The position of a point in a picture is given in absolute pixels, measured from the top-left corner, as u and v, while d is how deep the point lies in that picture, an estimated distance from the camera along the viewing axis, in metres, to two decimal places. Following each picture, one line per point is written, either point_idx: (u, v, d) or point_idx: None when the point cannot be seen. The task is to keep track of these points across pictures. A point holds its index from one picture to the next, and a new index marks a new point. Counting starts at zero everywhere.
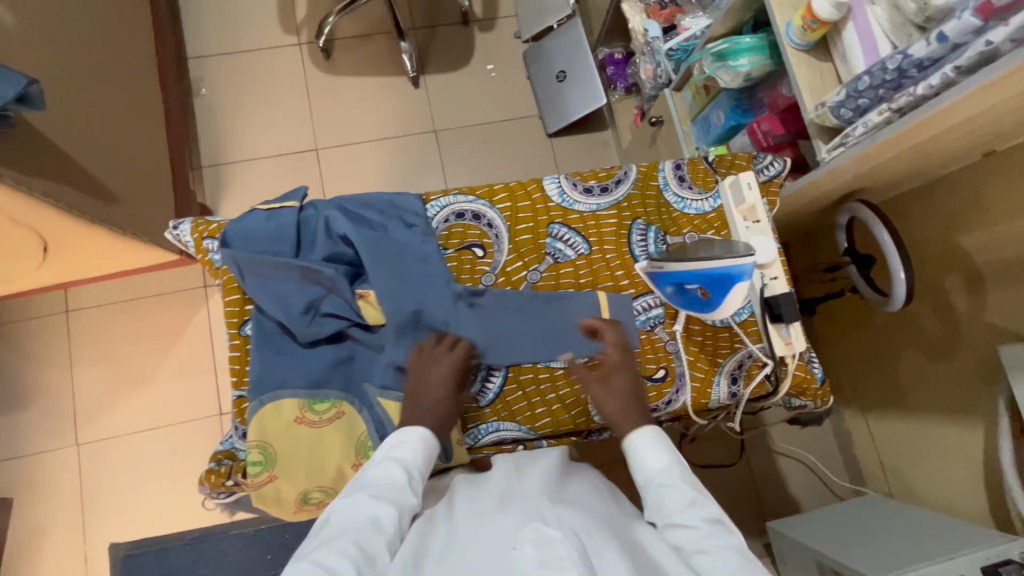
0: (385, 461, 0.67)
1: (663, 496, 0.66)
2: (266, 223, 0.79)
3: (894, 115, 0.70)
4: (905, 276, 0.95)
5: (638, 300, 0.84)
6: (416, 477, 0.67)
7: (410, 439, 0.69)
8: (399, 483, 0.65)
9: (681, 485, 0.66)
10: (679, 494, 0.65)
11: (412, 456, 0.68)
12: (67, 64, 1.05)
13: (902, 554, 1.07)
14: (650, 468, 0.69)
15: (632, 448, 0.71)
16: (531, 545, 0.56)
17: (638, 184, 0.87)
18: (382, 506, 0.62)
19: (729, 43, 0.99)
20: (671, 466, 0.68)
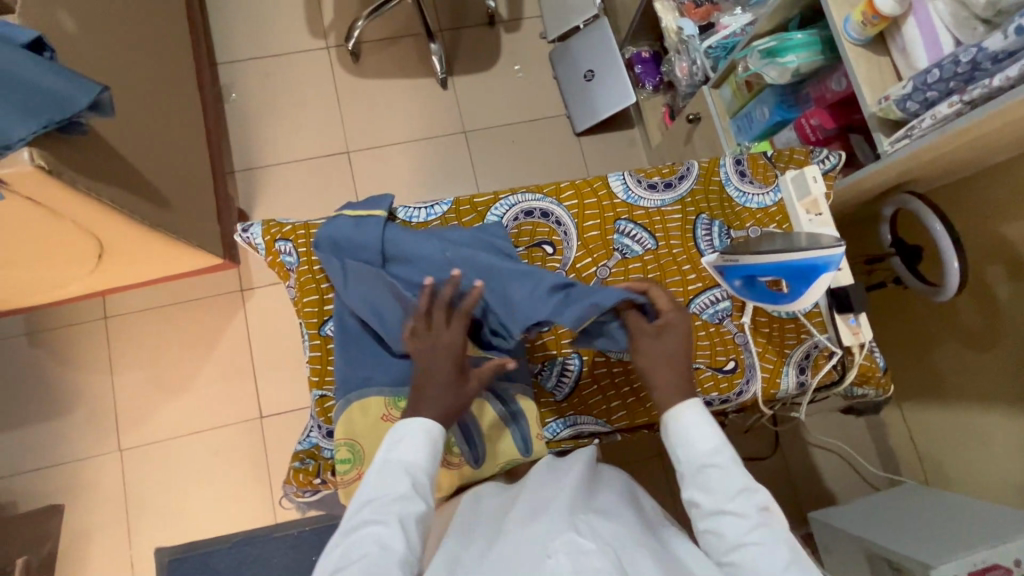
0: (384, 470, 0.65)
1: (711, 481, 0.64)
2: (356, 231, 0.81)
3: (964, 107, 0.72)
4: (958, 266, 0.96)
5: (705, 294, 0.85)
6: (420, 481, 0.65)
7: (406, 440, 0.66)
8: (404, 493, 0.63)
9: (734, 471, 0.64)
10: (730, 481, 0.64)
11: (411, 457, 0.66)
12: (119, 70, 1.05)
13: (951, 539, 1.08)
14: (695, 450, 0.66)
15: (674, 423, 0.68)
16: (566, 557, 0.57)
17: (700, 179, 0.90)
18: (388, 526, 0.60)
19: (779, 40, 1.01)
20: (718, 448, 0.66)
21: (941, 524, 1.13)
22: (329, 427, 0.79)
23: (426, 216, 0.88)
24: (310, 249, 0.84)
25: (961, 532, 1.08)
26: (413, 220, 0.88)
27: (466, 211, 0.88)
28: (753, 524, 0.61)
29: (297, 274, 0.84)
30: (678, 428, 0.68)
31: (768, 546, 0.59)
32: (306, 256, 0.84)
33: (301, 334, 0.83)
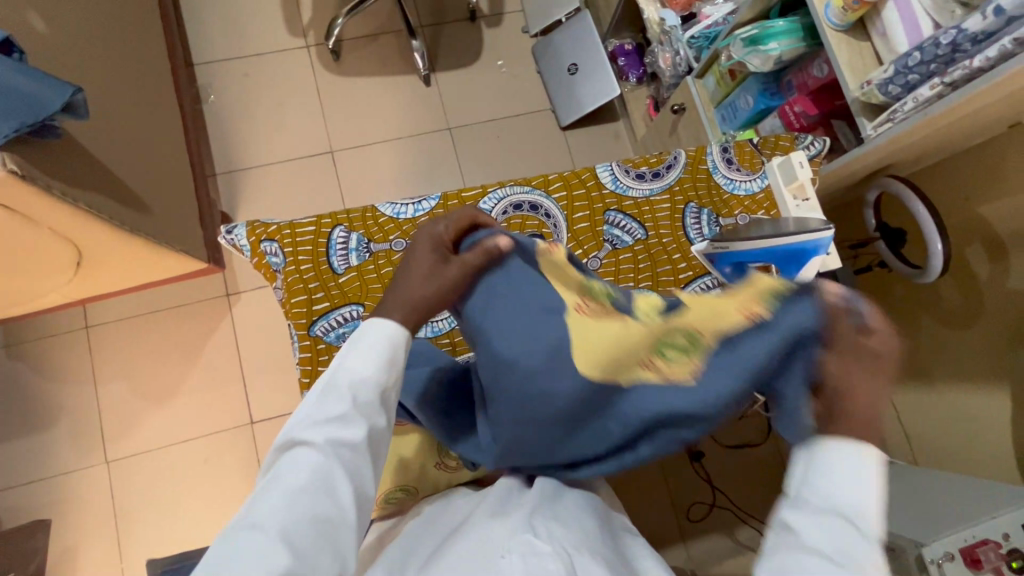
0: (327, 389, 0.57)
1: (835, 538, 0.49)
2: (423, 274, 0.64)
3: (945, 89, 0.73)
4: (942, 247, 0.97)
5: (696, 282, 0.86)
6: (365, 399, 0.57)
7: (360, 353, 0.58)
8: (343, 413, 0.55)
9: (865, 540, 0.49)
10: (851, 546, 0.49)
11: (358, 371, 0.57)
12: (93, 72, 1.03)
13: (939, 515, 1.10)
14: (834, 495, 0.51)
15: (828, 458, 0.52)
16: (519, 557, 0.56)
17: (688, 168, 0.89)
18: (321, 450, 0.54)
19: (761, 28, 1.01)
20: (868, 517, 0.50)
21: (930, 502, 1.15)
22: None
23: (413, 212, 0.86)
24: (296, 249, 0.82)
25: (950, 508, 1.10)
26: (400, 217, 0.86)
27: (454, 206, 0.86)
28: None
29: (283, 275, 0.82)
30: (824, 459, 0.52)
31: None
32: (293, 256, 0.82)
33: (291, 336, 0.81)
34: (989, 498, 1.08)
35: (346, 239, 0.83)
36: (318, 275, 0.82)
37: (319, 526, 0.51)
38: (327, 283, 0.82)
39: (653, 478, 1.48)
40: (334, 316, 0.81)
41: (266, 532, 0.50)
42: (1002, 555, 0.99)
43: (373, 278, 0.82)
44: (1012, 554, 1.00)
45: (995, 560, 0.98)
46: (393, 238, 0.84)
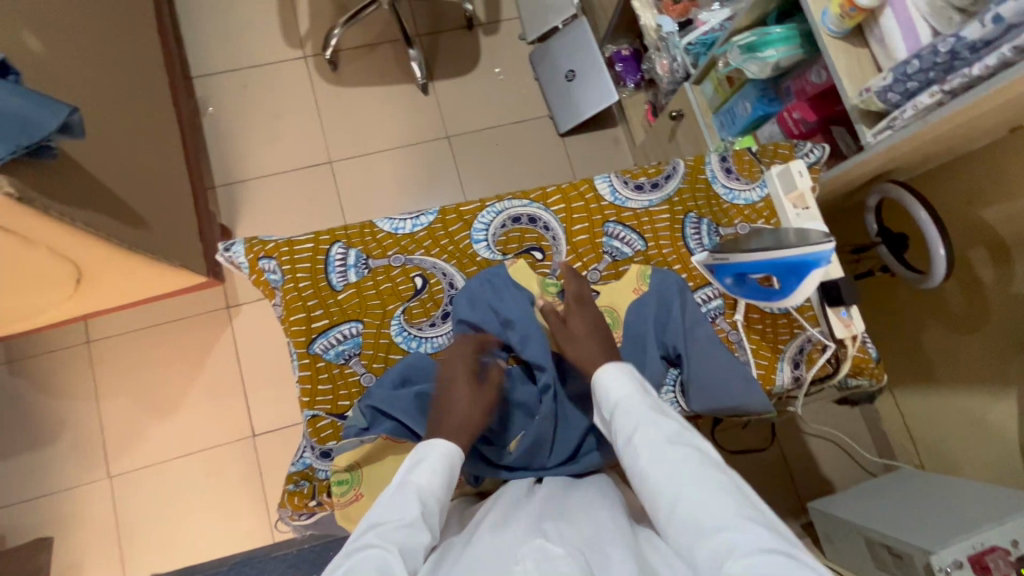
0: (396, 496, 0.58)
1: (629, 424, 0.63)
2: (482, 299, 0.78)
3: (945, 96, 0.73)
4: (944, 252, 0.97)
5: (698, 292, 0.85)
6: (430, 512, 0.58)
7: (427, 458, 0.63)
8: (413, 519, 0.56)
9: (646, 409, 0.63)
10: (644, 417, 0.62)
11: (429, 482, 0.60)
12: (89, 90, 1.03)
13: (948, 520, 1.09)
14: (612, 399, 0.66)
15: (596, 381, 0.68)
16: (534, 563, 0.52)
17: (687, 178, 0.89)
18: (391, 549, 0.51)
19: (758, 35, 1.01)
20: (635, 393, 0.65)
21: (937, 507, 1.14)
22: (323, 447, 0.77)
23: (412, 227, 0.86)
24: (294, 266, 0.82)
25: (957, 515, 1.09)
26: (399, 232, 0.85)
27: (453, 220, 0.86)
28: (667, 450, 0.59)
29: (282, 293, 0.81)
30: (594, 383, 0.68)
31: (685, 467, 0.57)
32: (292, 274, 0.82)
33: (290, 354, 0.80)
34: (999, 503, 1.07)
35: (345, 256, 0.83)
36: (317, 293, 0.81)
37: None
38: (326, 301, 0.82)
39: None
40: (333, 333, 0.80)
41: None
42: (1011, 562, 0.98)
43: (372, 295, 0.82)
44: (1021, 561, 0.99)
45: (1004, 567, 0.98)
46: (391, 254, 0.84)
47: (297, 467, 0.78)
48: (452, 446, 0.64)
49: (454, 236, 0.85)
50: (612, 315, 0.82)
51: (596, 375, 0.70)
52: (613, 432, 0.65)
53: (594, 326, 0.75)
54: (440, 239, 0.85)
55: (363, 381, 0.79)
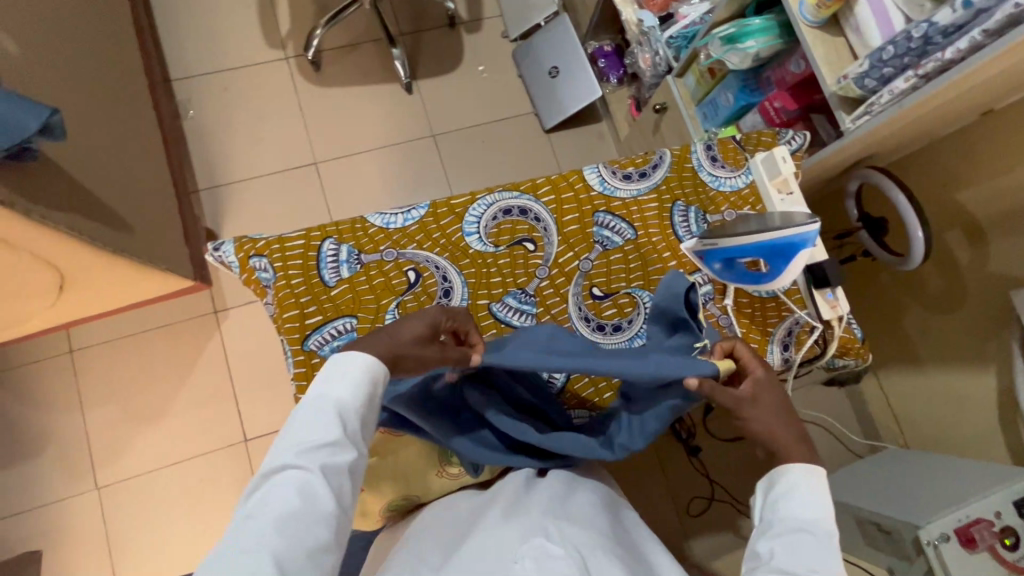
0: (314, 413, 0.59)
1: (803, 552, 0.58)
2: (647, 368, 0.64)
3: (919, 81, 0.75)
4: (922, 234, 1.00)
5: (687, 279, 0.86)
6: (351, 425, 0.60)
7: (344, 376, 0.60)
8: (332, 439, 0.58)
9: (829, 548, 0.59)
10: (821, 554, 0.58)
11: (348, 396, 0.60)
12: (67, 94, 1.01)
13: (935, 494, 1.12)
14: (797, 515, 0.61)
15: (794, 480, 0.63)
16: (533, 562, 0.58)
17: (674, 167, 0.90)
18: (311, 474, 0.56)
19: (738, 26, 1.03)
20: (823, 526, 0.60)
21: (924, 483, 1.18)
22: None
23: (403, 221, 0.85)
24: (286, 263, 0.81)
25: (943, 490, 1.12)
26: (390, 227, 0.85)
27: (444, 213, 0.86)
28: None
29: (274, 290, 0.80)
30: (788, 480, 0.63)
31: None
32: (284, 271, 0.81)
33: (285, 351, 0.79)
34: (983, 476, 1.10)
35: (336, 251, 0.83)
36: (309, 289, 0.81)
37: (309, 553, 0.53)
38: (319, 297, 0.81)
39: (653, 475, 1.50)
40: (327, 330, 0.79)
41: (259, 552, 0.52)
42: (996, 532, 1.01)
43: (365, 290, 0.81)
44: (1005, 531, 1.02)
45: (989, 538, 1.02)
46: (384, 249, 0.84)
47: None
48: (369, 360, 0.61)
49: (446, 229, 0.85)
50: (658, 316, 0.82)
51: (785, 468, 0.64)
52: (773, 535, 0.61)
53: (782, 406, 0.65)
54: (431, 233, 0.85)
55: None
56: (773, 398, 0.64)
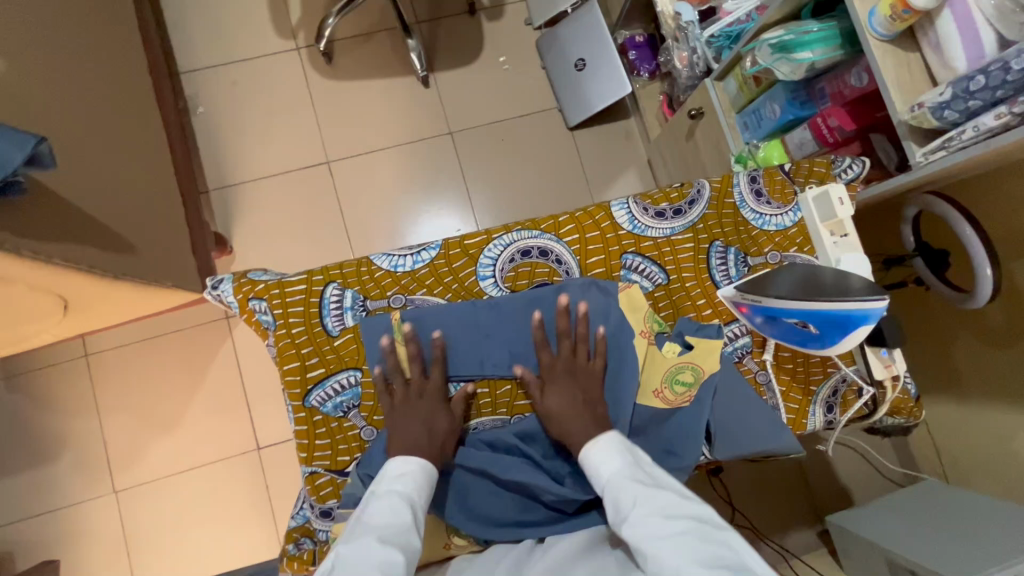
0: (384, 502, 0.61)
1: (622, 500, 0.59)
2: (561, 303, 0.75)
3: (1014, 119, 0.63)
4: (991, 273, 0.89)
5: (727, 327, 0.78)
6: (421, 515, 0.62)
7: (411, 470, 0.64)
8: (405, 523, 0.59)
9: (638, 484, 0.60)
10: (635, 494, 0.59)
11: (413, 492, 0.63)
12: (62, 106, 0.95)
13: (978, 546, 1.04)
14: (603, 477, 0.63)
15: (585, 456, 0.65)
16: None
17: (712, 203, 0.80)
18: (391, 551, 0.56)
19: (794, 33, 0.91)
20: (625, 468, 0.62)
21: (968, 530, 1.09)
22: (323, 506, 0.72)
23: (412, 264, 0.77)
24: (286, 309, 0.74)
25: (989, 542, 1.04)
26: (398, 270, 0.77)
27: (457, 255, 0.77)
28: (669, 529, 0.56)
29: (274, 337, 0.74)
30: (585, 461, 0.65)
31: (682, 545, 0.54)
32: (283, 318, 0.74)
33: (285, 404, 0.74)
34: None
35: (340, 297, 0.75)
36: (311, 338, 0.74)
37: None
38: (321, 347, 0.74)
39: None
40: (330, 383, 0.73)
41: None
42: None
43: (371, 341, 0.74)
44: None
45: None
46: (391, 294, 0.76)
47: (298, 523, 0.73)
48: (419, 460, 0.65)
49: (458, 272, 0.77)
50: (694, 373, 0.74)
51: (582, 453, 0.66)
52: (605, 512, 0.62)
53: (574, 402, 0.69)
54: (443, 277, 0.77)
55: (364, 436, 0.73)
56: (564, 389, 0.70)
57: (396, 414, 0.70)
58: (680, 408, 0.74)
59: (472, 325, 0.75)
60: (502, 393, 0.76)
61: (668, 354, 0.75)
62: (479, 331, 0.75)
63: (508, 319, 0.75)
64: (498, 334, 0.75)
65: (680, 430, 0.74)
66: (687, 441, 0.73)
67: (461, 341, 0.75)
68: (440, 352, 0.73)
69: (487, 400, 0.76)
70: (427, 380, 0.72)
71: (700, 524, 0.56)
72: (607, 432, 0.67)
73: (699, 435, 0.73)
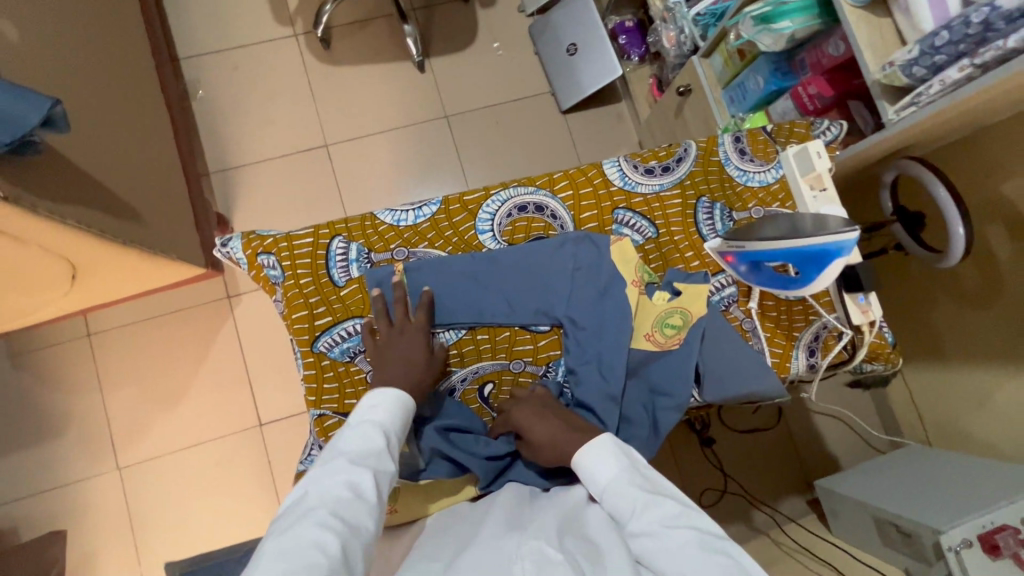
0: (358, 429, 0.63)
1: (623, 508, 0.60)
2: (556, 254, 0.79)
3: (975, 71, 0.68)
4: (963, 230, 0.94)
5: (713, 278, 0.82)
6: (393, 440, 0.64)
7: (386, 399, 0.66)
8: (378, 449, 0.61)
9: (636, 491, 0.60)
10: (637, 501, 0.59)
11: (388, 421, 0.65)
12: (69, 77, 0.98)
13: (960, 497, 1.08)
14: (602, 481, 0.63)
15: (579, 463, 0.65)
16: (533, 564, 0.53)
17: (699, 161, 0.85)
18: (361, 473, 0.58)
19: (774, 4, 0.95)
20: (622, 474, 0.62)
21: (947, 484, 1.14)
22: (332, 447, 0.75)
23: (414, 219, 0.81)
24: (294, 261, 0.78)
25: (967, 492, 1.09)
26: (401, 224, 0.81)
27: (456, 210, 0.81)
28: (671, 538, 0.55)
29: (283, 289, 0.78)
30: (581, 469, 0.64)
31: (686, 555, 0.53)
32: (292, 270, 0.78)
33: (294, 352, 0.77)
34: (1008, 480, 1.07)
35: (345, 250, 0.79)
36: (318, 289, 0.77)
37: (359, 542, 0.53)
38: (328, 297, 0.78)
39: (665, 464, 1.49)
40: (336, 331, 0.77)
41: (314, 537, 0.51)
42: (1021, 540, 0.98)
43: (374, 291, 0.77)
44: None
45: (1013, 546, 0.97)
46: (394, 247, 0.80)
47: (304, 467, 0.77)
48: (395, 391, 0.67)
49: (458, 227, 0.81)
50: (683, 318, 0.78)
51: (575, 462, 0.66)
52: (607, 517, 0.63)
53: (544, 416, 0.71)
54: (444, 231, 0.81)
55: (370, 379, 0.76)
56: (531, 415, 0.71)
57: (381, 355, 0.72)
58: (671, 351, 0.78)
59: (469, 276, 0.78)
60: (502, 340, 0.80)
61: (658, 302, 0.78)
62: (477, 281, 0.79)
63: (507, 270, 0.79)
64: (497, 284, 0.79)
65: (671, 372, 0.78)
66: (679, 381, 0.77)
67: (461, 292, 0.78)
68: (428, 301, 0.76)
69: (487, 345, 0.80)
70: (410, 320, 0.75)
71: (703, 529, 0.56)
72: (603, 435, 0.66)
73: (688, 375, 0.77)
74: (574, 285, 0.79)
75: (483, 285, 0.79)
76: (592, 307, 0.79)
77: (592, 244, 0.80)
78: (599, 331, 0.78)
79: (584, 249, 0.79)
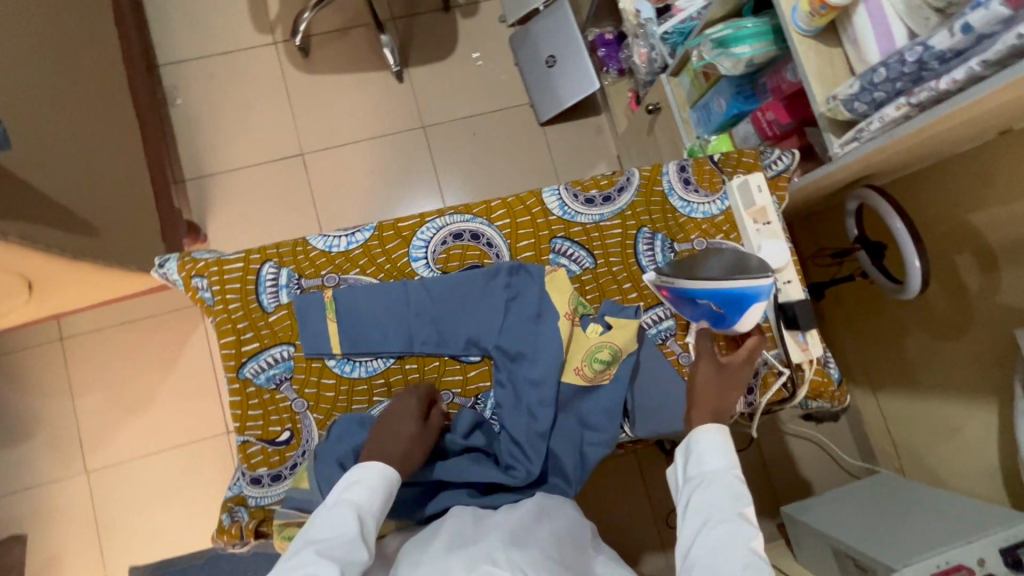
0: (333, 512, 0.59)
1: (715, 499, 0.63)
2: (490, 282, 0.78)
3: (912, 110, 0.66)
4: (920, 264, 0.91)
5: (648, 312, 0.81)
6: (369, 524, 0.59)
7: (367, 479, 0.63)
8: (350, 536, 0.57)
9: (736, 493, 0.63)
10: (733, 499, 0.63)
11: (365, 500, 0.61)
12: (30, 90, 0.98)
13: (919, 533, 1.06)
14: (709, 464, 0.66)
15: (702, 434, 0.68)
16: None
17: (641, 190, 0.83)
18: (325, 564, 0.54)
19: (731, 28, 0.93)
20: (727, 475, 0.65)
21: (910, 517, 1.12)
22: (253, 474, 0.75)
23: (346, 244, 0.80)
24: (223, 286, 0.77)
25: (927, 528, 1.06)
26: (333, 250, 0.80)
27: (390, 237, 0.80)
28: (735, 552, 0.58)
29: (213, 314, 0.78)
30: (698, 439, 0.68)
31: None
32: (221, 295, 0.77)
33: None
34: (969, 518, 1.04)
35: (276, 275, 0.78)
36: (247, 314, 0.77)
37: None
38: (256, 322, 0.78)
39: None
40: (263, 357, 0.77)
41: None
42: None
43: (303, 318, 0.77)
44: None
45: None
46: (325, 274, 0.79)
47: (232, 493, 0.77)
48: (384, 468, 0.64)
49: (391, 254, 0.80)
50: (611, 352, 0.77)
51: (697, 427, 0.69)
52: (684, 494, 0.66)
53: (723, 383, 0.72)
54: (376, 257, 0.80)
55: (295, 408, 0.77)
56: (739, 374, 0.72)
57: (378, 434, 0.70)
58: (601, 386, 0.77)
59: (399, 304, 0.78)
60: (430, 369, 0.79)
61: (591, 335, 0.78)
62: (410, 310, 0.78)
63: (440, 297, 0.78)
64: (428, 313, 0.78)
65: (602, 405, 0.77)
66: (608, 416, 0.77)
67: (392, 320, 0.78)
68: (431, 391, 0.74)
69: (415, 374, 0.79)
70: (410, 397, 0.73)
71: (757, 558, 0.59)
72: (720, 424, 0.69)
73: (617, 412, 0.76)
74: (507, 313, 0.78)
75: (416, 313, 0.78)
76: (527, 334, 0.78)
77: (524, 273, 0.79)
78: (533, 360, 0.77)
79: (520, 279, 0.79)
